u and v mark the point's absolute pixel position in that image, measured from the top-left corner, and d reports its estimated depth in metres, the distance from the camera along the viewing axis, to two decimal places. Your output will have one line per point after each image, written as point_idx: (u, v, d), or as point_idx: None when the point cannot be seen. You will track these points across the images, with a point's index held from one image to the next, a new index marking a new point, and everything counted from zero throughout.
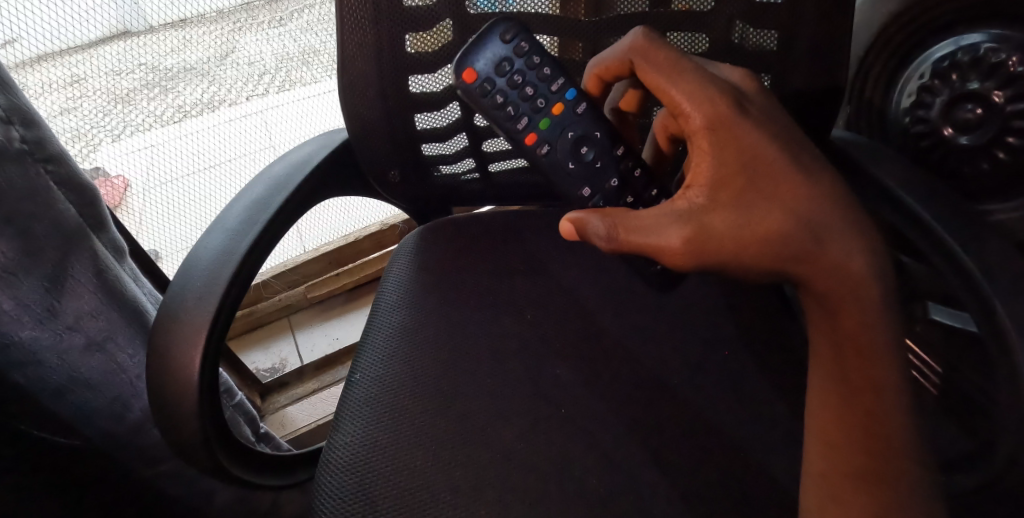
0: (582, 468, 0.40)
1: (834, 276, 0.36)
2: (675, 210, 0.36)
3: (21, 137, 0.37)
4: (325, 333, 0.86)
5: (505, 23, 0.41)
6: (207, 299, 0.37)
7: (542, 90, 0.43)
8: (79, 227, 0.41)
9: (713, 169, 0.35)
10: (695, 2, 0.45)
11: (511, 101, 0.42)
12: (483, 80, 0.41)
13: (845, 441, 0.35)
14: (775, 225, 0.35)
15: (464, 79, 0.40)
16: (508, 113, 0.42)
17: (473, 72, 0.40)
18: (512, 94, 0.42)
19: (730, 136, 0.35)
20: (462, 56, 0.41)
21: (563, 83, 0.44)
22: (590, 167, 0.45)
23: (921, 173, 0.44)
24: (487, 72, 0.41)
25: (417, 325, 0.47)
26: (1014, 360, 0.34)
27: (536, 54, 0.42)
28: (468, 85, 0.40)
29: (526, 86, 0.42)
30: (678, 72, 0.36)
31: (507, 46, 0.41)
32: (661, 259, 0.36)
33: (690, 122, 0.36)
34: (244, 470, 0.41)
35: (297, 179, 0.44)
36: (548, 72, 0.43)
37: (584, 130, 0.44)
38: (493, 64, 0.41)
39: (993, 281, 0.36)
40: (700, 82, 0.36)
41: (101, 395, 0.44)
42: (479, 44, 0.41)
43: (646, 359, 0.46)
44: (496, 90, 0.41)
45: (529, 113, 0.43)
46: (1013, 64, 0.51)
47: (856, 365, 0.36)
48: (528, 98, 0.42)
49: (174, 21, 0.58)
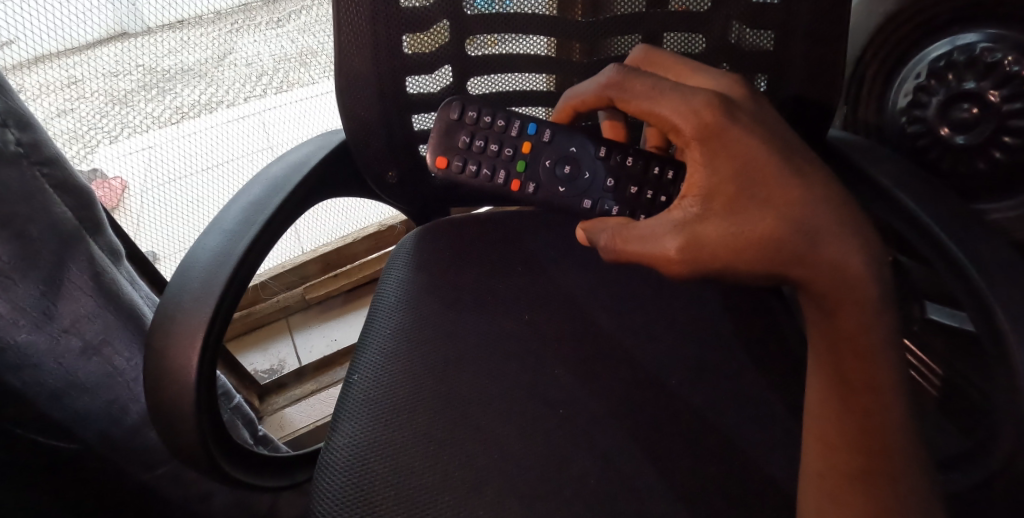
0: (580, 468, 0.40)
1: (831, 278, 0.36)
2: (671, 220, 0.36)
3: (17, 140, 0.37)
4: (324, 334, 0.86)
5: (448, 103, 0.46)
6: (202, 301, 0.37)
7: (506, 140, 0.47)
8: (76, 230, 0.41)
9: (705, 179, 0.36)
10: (692, 3, 0.45)
11: (482, 164, 0.46)
12: (453, 161, 0.46)
13: (842, 442, 0.35)
14: (768, 230, 0.35)
15: (439, 168, 0.47)
16: (484, 177, 0.46)
17: (444, 158, 0.46)
18: (481, 158, 0.47)
19: (722, 145, 0.35)
20: (432, 148, 0.46)
21: (521, 124, 0.47)
22: (582, 181, 0.46)
23: (919, 172, 0.44)
24: (452, 153, 0.46)
25: (415, 325, 0.47)
26: (1010, 359, 0.35)
27: (483, 112, 0.46)
28: (442, 172, 0.46)
29: (490, 145, 0.46)
30: (659, 93, 0.36)
31: (460, 122, 0.46)
32: (660, 270, 0.37)
33: (681, 134, 0.36)
34: (244, 472, 0.41)
35: (295, 180, 0.44)
36: (502, 123, 0.47)
37: (562, 152, 0.46)
38: (454, 142, 0.46)
39: (989, 281, 0.36)
40: (685, 95, 0.36)
41: (97, 399, 0.44)
42: (438, 133, 0.46)
43: (644, 359, 0.46)
44: (467, 162, 0.46)
45: (503, 166, 0.47)
46: (1009, 63, 0.52)
47: (853, 367, 0.36)
48: (497, 154, 0.47)
49: (172, 23, 0.58)
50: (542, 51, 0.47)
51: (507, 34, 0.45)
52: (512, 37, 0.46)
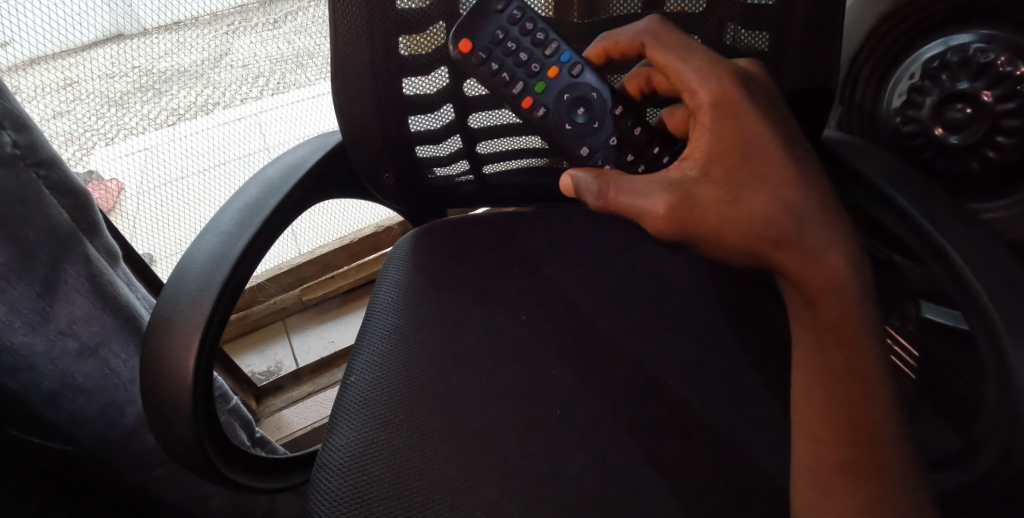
0: (578, 468, 0.40)
1: (805, 264, 0.37)
2: (667, 179, 0.37)
3: (13, 142, 0.37)
4: (319, 336, 0.86)
5: None
6: (198, 304, 0.37)
7: (537, 55, 0.43)
8: (71, 232, 0.41)
9: (709, 144, 0.37)
10: (688, 4, 0.45)
11: (505, 68, 0.43)
12: (477, 50, 0.42)
13: (830, 436, 0.35)
14: (761, 208, 0.36)
15: (459, 51, 0.42)
16: (500, 81, 0.43)
17: (469, 42, 0.42)
18: (505, 60, 0.43)
19: (732, 114, 0.36)
20: (460, 26, 0.41)
21: (559, 47, 0.44)
22: (588, 128, 0.46)
23: (912, 170, 0.44)
24: (483, 43, 0.42)
25: (412, 326, 0.47)
26: (1004, 358, 0.35)
27: (529, 21, 0.43)
28: (462, 57, 0.42)
29: (520, 52, 0.43)
30: (687, 50, 0.37)
31: (501, 17, 0.42)
32: (645, 225, 0.37)
33: (695, 98, 0.37)
34: (238, 473, 0.40)
35: (291, 182, 0.44)
36: (541, 37, 0.43)
37: (581, 92, 0.45)
38: (487, 30, 0.42)
39: (982, 279, 0.37)
40: (710, 61, 0.37)
41: (94, 400, 0.44)
42: (473, 14, 0.42)
43: (641, 360, 0.46)
44: (490, 59, 0.42)
45: (523, 78, 0.44)
46: (1001, 64, 0.52)
47: (838, 361, 0.36)
48: (523, 63, 0.43)
49: (168, 25, 0.58)
50: None
51: None
52: None
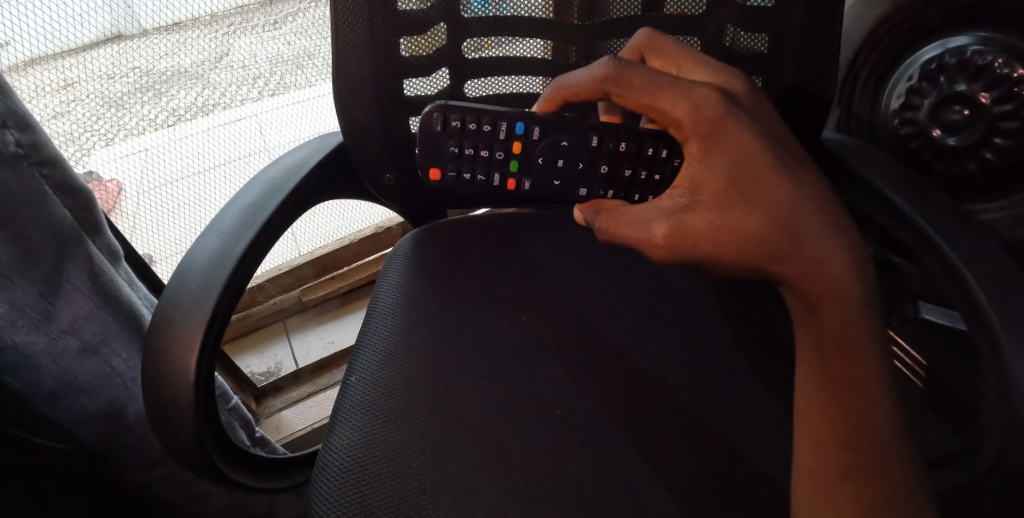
0: (578, 467, 0.40)
1: (812, 274, 0.36)
2: (660, 207, 0.37)
3: (16, 141, 0.37)
4: (320, 337, 0.86)
5: (430, 112, 0.45)
6: (201, 302, 0.37)
7: (495, 144, 0.47)
8: (75, 231, 0.41)
9: (698, 172, 0.36)
10: (687, 6, 0.46)
11: (477, 169, 0.48)
12: (445, 171, 0.48)
13: (830, 438, 0.35)
14: (758, 224, 0.35)
15: (433, 179, 0.48)
16: (480, 181, 0.49)
17: (437, 169, 0.48)
18: (474, 163, 0.48)
19: (719, 139, 0.36)
20: (420, 161, 0.47)
21: (510, 124, 0.46)
22: (575, 171, 0.48)
23: (910, 170, 0.45)
24: (445, 163, 0.47)
25: (411, 328, 0.47)
26: (1000, 358, 0.35)
27: (470, 117, 0.46)
28: (438, 182, 0.48)
29: (480, 150, 0.47)
30: (659, 86, 0.36)
31: (444, 132, 0.46)
32: (646, 252, 0.38)
33: (681, 129, 0.36)
34: (246, 476, 0.41)
35: (293, 182, 0.44)
36: (489, 126, 0.46)
37: (552, 151, 0.47)
38: (443, 152, 0.47)
39: (978, 276, 0.37)
40: (686, 89, 0.36)
41: (95, 400, 0.44)
42: (424, 144, 0.46)
43: (641, 359, 0.47)
44: (460, 170, 0.48)
45: (496, 168, 0.48)
46: (998, 65, 0.52)
47: (840, 368, 0.36)
48: (488, 157, 0.48)
49: (167, 25, 0.58)
50: (536, 54, 0.47)
51: (502, 37, 0.46)
52: (506, 40, 0.46)
